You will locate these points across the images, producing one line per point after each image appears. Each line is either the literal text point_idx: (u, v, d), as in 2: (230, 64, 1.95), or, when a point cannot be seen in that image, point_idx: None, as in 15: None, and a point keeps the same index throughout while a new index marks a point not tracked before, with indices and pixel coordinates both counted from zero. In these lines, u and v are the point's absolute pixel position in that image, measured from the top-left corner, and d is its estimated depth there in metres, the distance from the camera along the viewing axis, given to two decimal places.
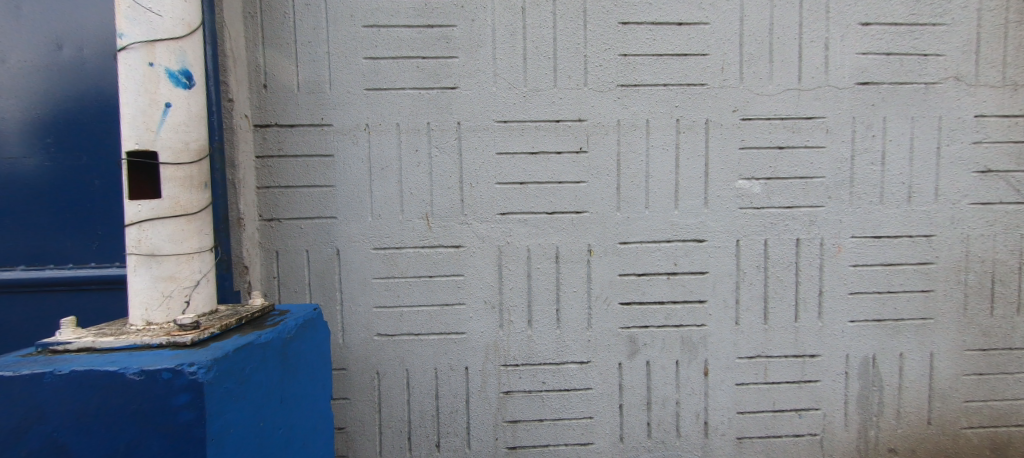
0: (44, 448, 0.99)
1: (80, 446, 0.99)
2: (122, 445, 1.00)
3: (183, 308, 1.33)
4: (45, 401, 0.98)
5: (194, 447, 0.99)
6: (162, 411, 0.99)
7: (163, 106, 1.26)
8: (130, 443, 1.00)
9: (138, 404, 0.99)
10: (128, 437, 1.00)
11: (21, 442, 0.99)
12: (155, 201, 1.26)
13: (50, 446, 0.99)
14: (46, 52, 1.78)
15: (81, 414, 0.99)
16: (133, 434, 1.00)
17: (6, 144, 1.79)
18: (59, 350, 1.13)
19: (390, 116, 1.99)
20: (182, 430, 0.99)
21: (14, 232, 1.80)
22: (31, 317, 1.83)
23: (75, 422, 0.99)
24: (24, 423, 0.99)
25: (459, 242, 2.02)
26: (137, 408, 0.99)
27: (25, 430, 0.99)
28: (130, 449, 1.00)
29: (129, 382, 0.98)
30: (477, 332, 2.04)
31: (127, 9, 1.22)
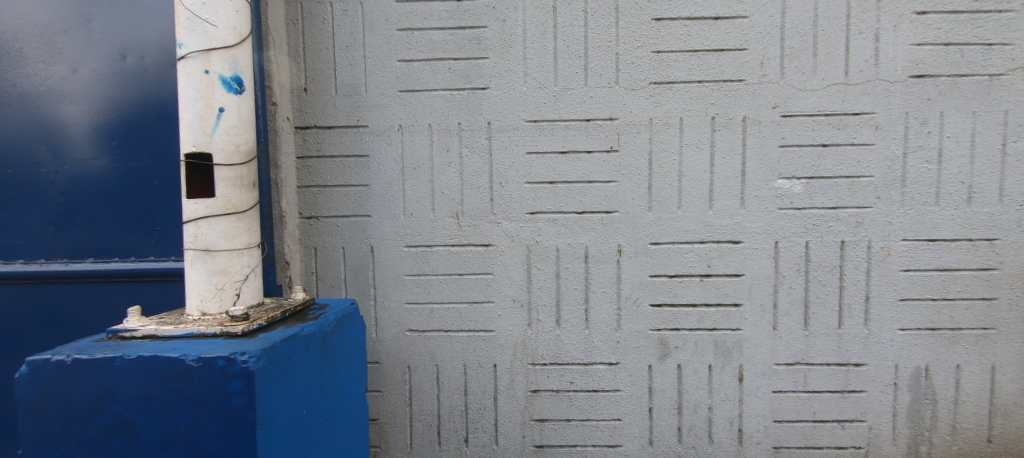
0: (114, 426, 1.08)
1: (146, 425, 1.08)
2: (182, 426, 1.08)
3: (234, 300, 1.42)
4: (115, 383, 1.07)
5: (245, 431, 1.06)
6: (217, 396, 1.06)
7: (218, 111, 1.35)
8: (190, 424, 1.08)
9: (196, 388, 1.06)
10: (188, 418, 1.08)
11: (94, 420, 1.08)
12: (209, 200, 1.36)
13: (119, 425, 1.08)
14: (112, 62, 1.92)
15: (146, 396, 1.07)
16: (192, 416, 1.07)
17: (78, 147, 1.95)
18: (127, 337, 1.23)
19: (422, 117, 2.04)
20: (235, 415, 1.06)
21: (84, 227, 1.96)
22: (97, 306, 1.99)
23: (140, 403, 1.08)
24: (97, 402, 1.08)
25: (489, 241, 2.04)
26: (195, 393, 1.06)
27: (98, 409, 1.08)
28: (190, 430, 1.08)
29: (188, 367, 1.06)
30: (506, 330, 2.06)
31: (186, 21, 1.32)
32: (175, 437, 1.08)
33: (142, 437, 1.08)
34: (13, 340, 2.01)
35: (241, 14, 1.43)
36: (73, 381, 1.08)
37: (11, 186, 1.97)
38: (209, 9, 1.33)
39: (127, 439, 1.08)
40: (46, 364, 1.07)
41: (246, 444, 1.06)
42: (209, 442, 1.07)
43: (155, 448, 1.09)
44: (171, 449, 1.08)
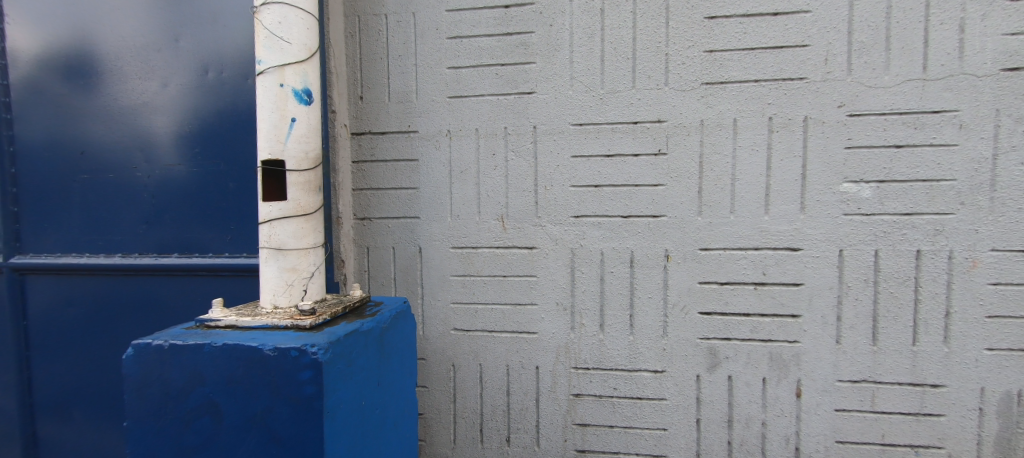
0: (203, 405, 1.23)
1: (230, 406, 1.22)
2: (259, 409, 1.20)
3: (302, 295, 1.55)
4: (204, 367, 1.22)
5: (314, 417, 1.16)
6: (290, 384, 1.17)
7: (290, 121, 1.50)
8: (266, 407, 1.20)
9: (272, 375, 1.18)
10: (265, 403, 1.20)
11: (187, 399, 1.23)
12: (282, 202, 1.50)
13: (208, 405, 1.22)
14: (196, 77, 2.13)
15: (230, 380, 1.21)
16: (268, 401, 1.19)
17: (166, 154, 2.17)
18: (213, 326, 1.38)
19: (470, 122, 2.09)
20: (305, 402, 1.16)
21: (170, 226, 2.19)
22: (179, 297, 2.20)
23: (224, 387, 1.21)
24: (189, 384, 1.23)
25: (533, 243, 2.06)
26: (271, 379, 1.18)
27: (190, 390, 1.23)
28: (266, 413, 1.20)
29: (266, 356, 1.18)
30: (549, 332, 2.07)
31: (265, 39, 1.49)
32: (253, 418, 1.21)
33: (226, 417, 1.22)
34: (111, 326, 2.27)
35: (310, 31, 1.58)
36: (171, 364, 1.23)
37: (112, 189, 2.23)
38: (284, 28, 1.49)
39: (214, 418, 1.23)
40: (150, 348, 1.24)
41: (314, 429, 1.16)
42: (282, 425, 1.19)
43: (237, 428, 1.22)
44: (250, 429, 1.22)
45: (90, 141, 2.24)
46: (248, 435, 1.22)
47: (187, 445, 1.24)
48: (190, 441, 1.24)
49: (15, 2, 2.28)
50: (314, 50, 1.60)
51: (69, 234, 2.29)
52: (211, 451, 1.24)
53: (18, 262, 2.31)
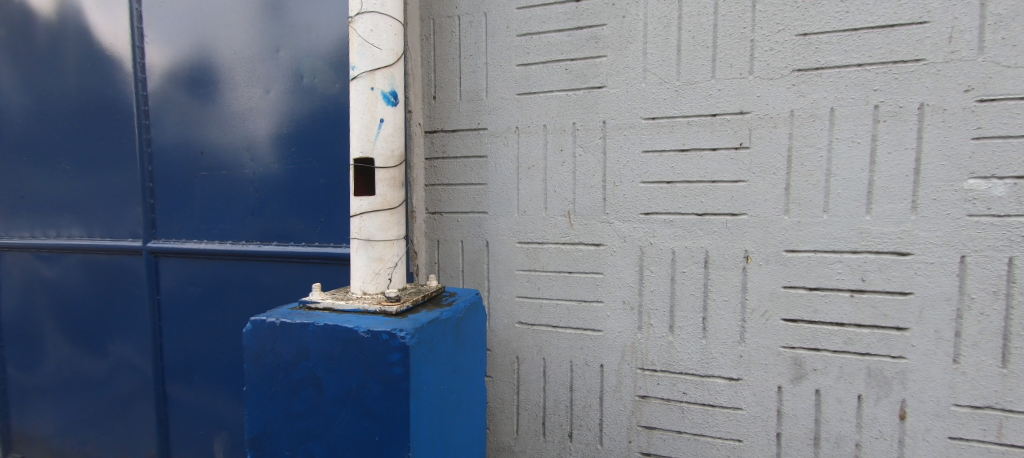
0: (307, 377, 1.38)
1: (329, 380, 1.35)
2: (353, 385, 1.33)
3: (387, 283, 1.67)
4: (308, 343, 1.37)
5: (402, 396, 1.26)
6: (381, 364, 1.27)
7: (379, 122, 1.61)
8: (359, 384, 1.32)
9: (366, 355, 1.29)
10: (359, 379, 1.32)
11: (294, 370, 1.39)
12: (370, 197, 1.62)
13: (311, 377, 1.38)
14: (293, 82, 2.35)
15: (330, 357, 1.34)
16: (361, 378, 1.31)
17: (268, 152, 2.43)
18: (313, 307, 1.54)
19: (538, 118, 2.10)
20: (394, 381, 1.26)
21: (272, 216, 2.45)
22: (278, 280, 2.46)
23: (325, 363, 1.36)
24: (295, 357, 1.39)
25: (600, 240, 2.03)
26: (365, 359, 1.30)
27: (296, 363, 1.39)
28: (360, 389, 1.32)
29: (361, 338, 1.30)
30: (615, 331, 2.03)
31: (358, 46, 1.61)
32: (349, 393, 1.33)
33: (327, 389, 1.36)
34: (223, 303, 2.61)
35: (397, 36, 1.69)
36: (282, 339, 1.40)
37: (225, 184, 2.54)
38: (375, 35, 1.60)
39: (316, 389, 1.37)
40: (265, 324, 1.41)
41: (402, 407, 1.26)
42: (374, 401, 1.30)
43: (335, 400, 1.36)
44: (346, 402, 1.34)
45: (208, 142, 2.57)
46: (344, 408, 1.35)
47: (294, 412, 1.41)
48: (297, 408, 1.40)
49: (154, 25, 2.67)
50: (400, 55, 1.71)
51: (192, 223, 2.65)
52: (313, 419, 1.39)
53: (154, 245, 2.72)
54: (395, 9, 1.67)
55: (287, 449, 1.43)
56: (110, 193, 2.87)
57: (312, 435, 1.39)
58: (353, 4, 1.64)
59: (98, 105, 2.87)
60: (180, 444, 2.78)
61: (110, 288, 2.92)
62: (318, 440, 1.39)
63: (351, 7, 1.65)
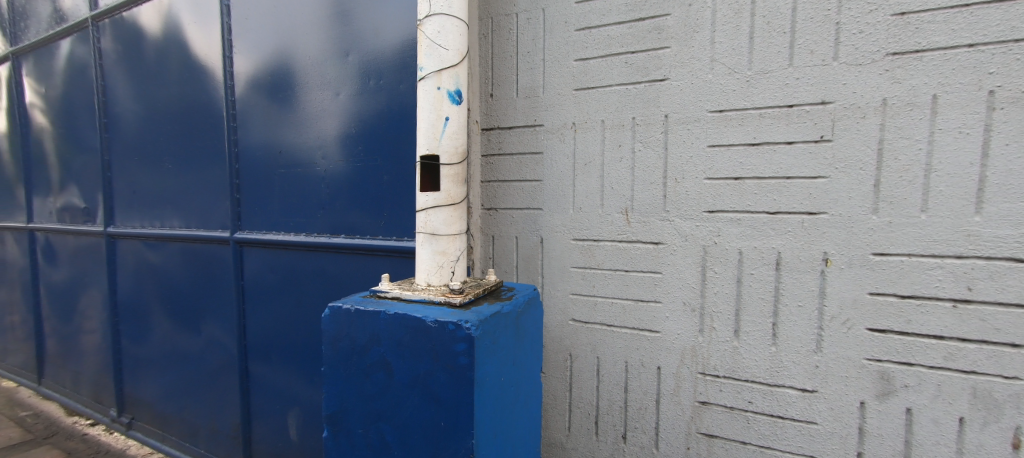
0: (379, 361, 1.46)
1: (399, 365, 1.42)
2: (421, 371, 1.39)
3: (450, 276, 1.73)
4: (380, 330, 1.45)
5: (467, 385, 1.30)
6: (447, 353, 1.32)
7: (445, 120, 1.66)
8: (426, 371, 1.38)
9: (433, 344, 1.35)
10: (426, 367, 1.37)
11: (367, 354, 1.48)
12: (435, 193, 1.68)
13: (382, 361, 1.45)
14: (360, 84, 2.47)
15: (400, 344, 1.41)
16: (428, 365, 1.37)
17: (337, 150, 2.58)
18: (383, 296, 1.63)
19: (596, 113, 2.05)
20: (459, 370, 1.30)
21: (340, 210, 2.60)
22: (345, 269, 2.62)
23: (395, 348, 1.43)
24: (368, 342, 1.48)
25: (659, 238, 1.95)
26: (432, 347, 1.35)
27: (369, 347, 1.48)
28: (427, 376, 1.38)
29: (428, 327, 1.35)
30: (674, 333, 1.95)
31: (427, 47, 1.67)
32: (417, 379, 1.39)
33: (396, 373, 1.43)
34: (297, 289, 2.82)
35: (463, 37, 1.72)
36: (357, 325, 1.49)
37: (300, 180, 2.74)
38: (442, 36, 1.65)
39: (387, 373, 1.45)
40: (342, 310, 1.52)
41: (467, 395, 1.30)
42: (441, 388, 1.35)
43: (404, 384, 1.42)
44: (414, 387, 1.41)
45: (286, 142, 2.78)
46: (413, 392, 1.41)
47: (367, 392, 1.50)
48: (369, 390, 1.49)
49: (242, 36, 2.92)
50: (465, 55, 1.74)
51: (272, 216, 2.89)
52: (384, 400, 1.47)
53: (240, 236, 3.00)
54: (461, 10, 1.70)
55: (360, 427, 1.53)
56: (204, 188, 3.20)
57: (383, 416, 1.47)
58: (422, 7, 1.69)
59: (195, 110, 3.20)
60: (259, 416, 3.06)
61: (204, 274, 3.26)
62: (389, 421, 1.46)
63: (420, 11, 1.71)
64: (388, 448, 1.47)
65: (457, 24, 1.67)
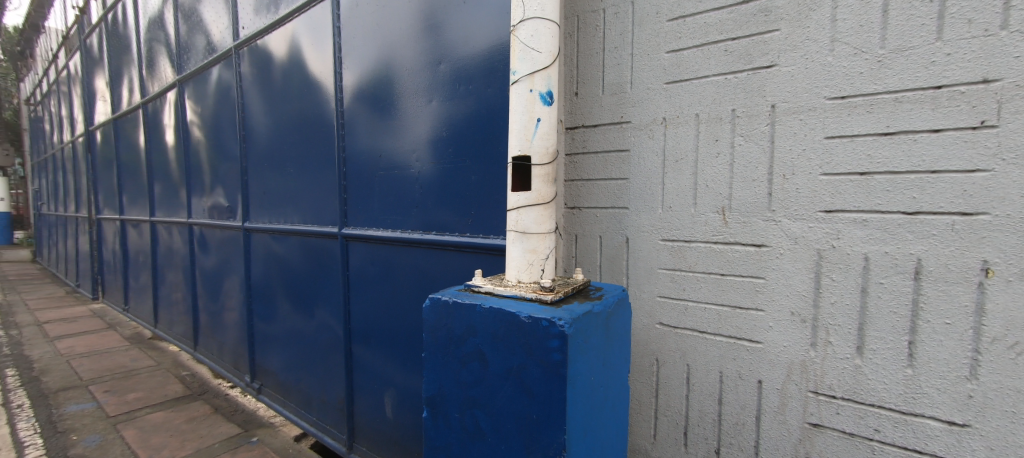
0: (474, 352, 1.51)
1: (493, 357, 1.46)
2: (514, 364, 1.41)
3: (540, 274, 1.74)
4: (475, 322, 1.50)
5: (561, 381, 1.31)
6: (541, 349, 1.34)
7: (536, 121, 1.67)
8: (520, 364, 1.40)
9: (527, 339, 1.37)
10: (519, 360, 1.40)
11: (463, 344, 1.54)
12: (526, 192, 1.70)
13: (477, 352, 1.50)
14: (451, 88, 2.57)
15: (494, 336, 1.45)
16: (522, 359, 1.39)
17: (430, 152, 2.72)
18: (476, 290, 1.68)
19: (690, 107, 1.91)
20: (553, 366, 1.32)
21: (433, 208, 2.74)
22: (436, 263, 2.75)
23: (489, 340, 1.47)
24: (464, 333, 1.53)
25: (762, 240, 1.76)
26: (526, 342, 1.38)
27: (464, 338, 1.53)
28: (520, 369, 1.40)
29: (523, 322, 1.38)
30: (780, 345, 1.75)
31: (520, 51, 1.68)
32: (510, 371, 1.42)
33: (491, 365, 1.47)
34: (393, 281, 3.03)
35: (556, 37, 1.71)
36: (454, 316, 1.56)
37: (398, 181, 2.94)
38: (536, 39, 1.65)
39: (481, 364, 1.49)
40: (441, 302, 1.59)
41: (560, 391, 1.32)
42: (534, 382, 1.37)
43: (498, 375, 1.46)
44: (507, 380, 1.44)
45: (385, 147, 3.00)
46: (506, 384, 1.44)
47: (462, 380, 1.55)
48: (465, 378, 1.54)
49: (349, 53, 3.20)
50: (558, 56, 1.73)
51: (373, 214, 3.14)
52: (478, 389, 1.51)
53: (347, 231, 3.30)
54: (554, 11, 1.69)
55: (456, 411, 1.58)
56: (319, 187, 3.57)
57: (478, 403, 1.52)
58: (515, 12, 1.71)
59: (311, 121, 3.58)
60: (361, 393, 3.36)
61: (317, 265, 3.66)
62: (483, 409, 1.50)
63: (513, 16, 1.72)
64: (482, 434, 1.51)
65: (550, 26, 1.66)
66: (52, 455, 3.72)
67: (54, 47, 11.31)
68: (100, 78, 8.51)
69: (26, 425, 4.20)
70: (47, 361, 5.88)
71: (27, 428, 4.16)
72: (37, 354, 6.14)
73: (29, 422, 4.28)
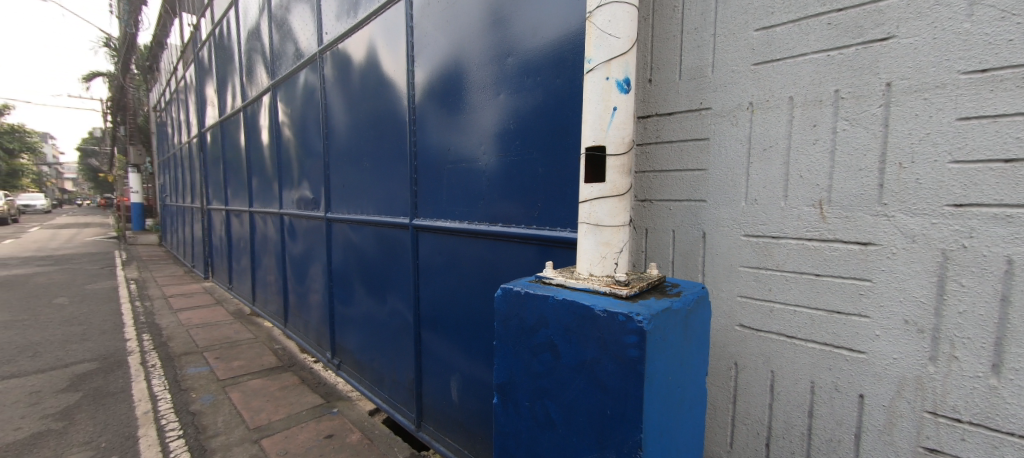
0: (545, 343, 1.49)
1: (565, 348, 1.43)
2: (587, 358, 1.38)
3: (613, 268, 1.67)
4: (548, 314, 1.48)
5: (638, 378, 1.26)
6: (617, 344, 1.30)
7: (612, 110, 1.60)
8: (593, 358, 1.36)
9: (602, 333, 1.33)
10: (593, 354, 1.36)
11: (535, 335, 1.52)
12: (601, 184, 1.65)
13: (549, 343, 1.48)
14: (520, 79, 2.54)
15: (567, 329, 1.42)
16: (596, 353, 1.35)
17: (497, 145, 2.72)
18: (548, 282, 1.66)
19: (782, 90, 1.74)
20: (629, 362, 1.27)
21: (499, 199, 2.74)
22: (503, 255, 2.75)
23: (562, 333, 1.44)
24: (536, 324, 1.52)
25: (869, 238, 1.56)
26: (600, 336, 1.34)
27: (536, 329, 1.51)
28: (594, 363, 1.36)
29: (597, 316, 1.34)
30: (888, 356, 1.55)
31: (596, 38, 1.61)
32: (583, 364, 1.39)
33: (563, 356, 1.44)
34: (460, 270, 3.09)
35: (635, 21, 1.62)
36: (526, 307, 1.55)
37: (465, 174, 2.99)
38: (614, 25, 1.58)
39: (553, 355, 1.47)
40: (513, 291, 1.59)
41: (637, 388, 1.27)
42: (608, 377, 1.33)
43: (570, 367, 1.43)
44: (580, 373, 1.40)
45: (454, 142, 3.05)
46: (578, 377, 1.41)
47: (533, 370, 1.54)
48: (536, 368, 1.53)
49: (421, 51, 3.28)
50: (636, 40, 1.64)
51: (441, 206, 3.22)
52: (549, 380, 1.49)
53: (417, 222, 3.42)
54: None
55: (527, 400, 1.58)
56: (392, 180, 3.73)
57: (549, 394, 1.50)
58: None
59: (385, 118, 3.74)
60: (429, 377, 3.48)
61: (390, 254, 3.83)
62: (554, 400, 1.48)
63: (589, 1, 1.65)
64: (553, 424, 1.50)
65: (629, 10, 1.57)
66: (178, 408, 4.27)
67: (175, 59, 12.84)
68: (210, 85, 9.53)
69: (159, 381, 4.87)
70: (171, 328, 6.77)
71: (159, 384, 4.82)
72: (164, 323, 7.09)
73: (161, 379, 4.95)
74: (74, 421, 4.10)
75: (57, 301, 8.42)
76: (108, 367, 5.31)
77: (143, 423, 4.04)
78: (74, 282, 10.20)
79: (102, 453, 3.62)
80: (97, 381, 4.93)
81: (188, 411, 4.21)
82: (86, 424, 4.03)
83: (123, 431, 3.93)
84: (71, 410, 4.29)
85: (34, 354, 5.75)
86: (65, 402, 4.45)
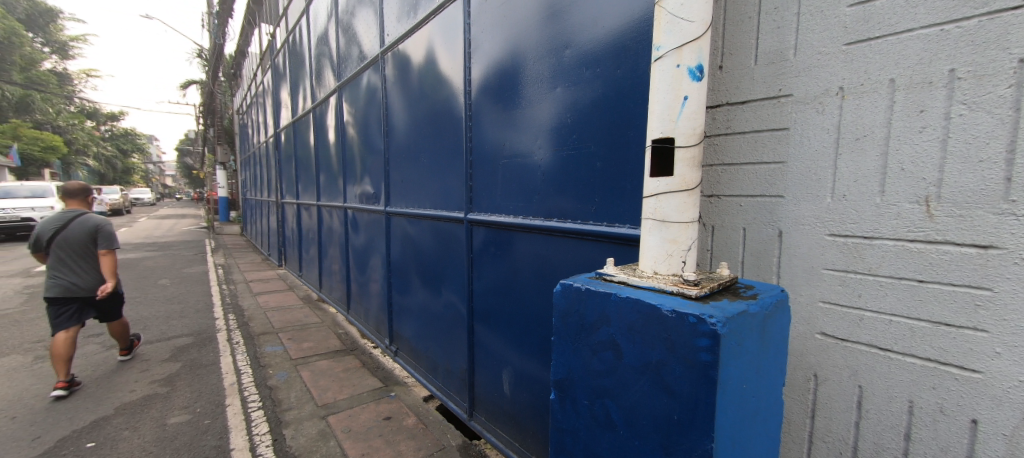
0: (607, 341, 1.43)
1: (629, 348, 1.36)
2: (652, 360, 1.31)
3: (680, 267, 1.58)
4: (610, 311, 1.41)
5: (709, 384, 1.18)
6: (686, 346, 1.21)
7: (682, 99, 1.50)
8: (659, 360, 1.29)
9: (669, 334, 1.25)
10: (659, 356, 1.29)
11: (596, 332, 1.46)
12: (669, 178, 1.55)
13: (610, 342, 1.42)
14: (578, 70, 2.46)
15: (631, 328, 1.35)
16: (662, 354, 1.28)
17: (554, 138, 2.66)
18: (609, 279, 1.59)
19: (881, 71, 1.54)
20: (700, 367, 1.19)
21: (556, 193, 2.69)
22: (559, 250, 2.70)
23: (625, 332, 1.37)
24: (597, 322, 1.46)
25: (990, 240, 1.35)
26: (667, 337, 1.26)
27: (597, 326, 1.46)
28: (660, 365, 1.29)
29: (664, 316, 1.26)
30: (1010, 376, 1.34)
31: (667, 23, 1.52)
32: (648, 365, 1.32)
33: (626, 356, 1.38)
34: (515, 264, 3.08)
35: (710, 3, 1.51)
36: (587, 303, 1.49)
37: (520, 169, 2.96)
38: (687, 8, 1.47)
39: (615, 355, 1.41)
40: (573, 288, 1.54)
41: (708, 394, 1.18)
42: (676, 380, 1.25)
43: (633, 368, 1.36)
44: (644, 374, 1.33)
45: (508, 136, 3.03)
46: (642, 378, 1.34)
47: (594, 368, 1.48)
48: (597, 366, 1.47)
49: (478, 47, 3.27)
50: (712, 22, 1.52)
51: (496, 200, 3.22)
52: (611, 379, 1.43)
53: (472, 217, 3.44)
54: None
55: (586, 399, 1.52)
56: (449, 175, 3.78)
57: (610, 393, 1.44)
58: None
59: (443, 114, 3.80)
60: (482, 370, 3.51)
61: (445, 247, 3.90)
62: (616, 400, 1.42)
63: None
64: (614, 426, 1.43)
65: None
66: (258, 382, 4.64)
67: (254, 65, 13.90)
68: (284, 88, 10.20)
69: (242, 357, 5.31)
70: (252, 310, 7.37)
71: (242, 359, 5.26)
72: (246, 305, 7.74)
73: (243, 355, 5.40)
74: (175, 387, 4.58)
75: (161, 281, 9.46)
76: (201, 342, 5.88)
77: (230, 393, 4.43)
78: (174, 266, 11.41)
79: (197, 416, 4.01)
80: (193, 353, 5.48)
81: (266, 385, 4.56)
82: (185, 391, 4.49)
83: (213, 399, 4.33)
84: (173, 377, 4.80)
85: (143, 326, 6.49)
86: (168, 370, 4.98)
